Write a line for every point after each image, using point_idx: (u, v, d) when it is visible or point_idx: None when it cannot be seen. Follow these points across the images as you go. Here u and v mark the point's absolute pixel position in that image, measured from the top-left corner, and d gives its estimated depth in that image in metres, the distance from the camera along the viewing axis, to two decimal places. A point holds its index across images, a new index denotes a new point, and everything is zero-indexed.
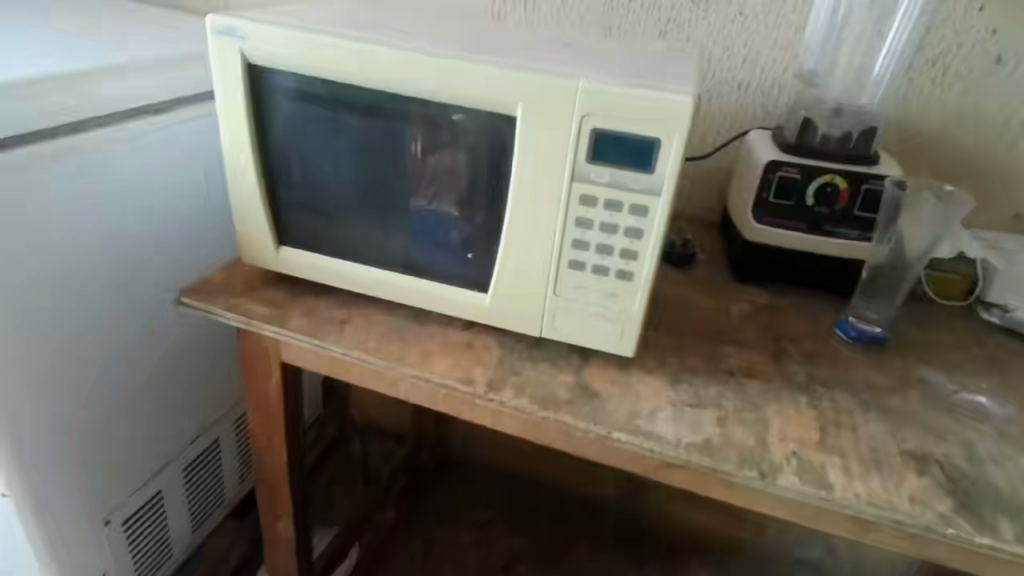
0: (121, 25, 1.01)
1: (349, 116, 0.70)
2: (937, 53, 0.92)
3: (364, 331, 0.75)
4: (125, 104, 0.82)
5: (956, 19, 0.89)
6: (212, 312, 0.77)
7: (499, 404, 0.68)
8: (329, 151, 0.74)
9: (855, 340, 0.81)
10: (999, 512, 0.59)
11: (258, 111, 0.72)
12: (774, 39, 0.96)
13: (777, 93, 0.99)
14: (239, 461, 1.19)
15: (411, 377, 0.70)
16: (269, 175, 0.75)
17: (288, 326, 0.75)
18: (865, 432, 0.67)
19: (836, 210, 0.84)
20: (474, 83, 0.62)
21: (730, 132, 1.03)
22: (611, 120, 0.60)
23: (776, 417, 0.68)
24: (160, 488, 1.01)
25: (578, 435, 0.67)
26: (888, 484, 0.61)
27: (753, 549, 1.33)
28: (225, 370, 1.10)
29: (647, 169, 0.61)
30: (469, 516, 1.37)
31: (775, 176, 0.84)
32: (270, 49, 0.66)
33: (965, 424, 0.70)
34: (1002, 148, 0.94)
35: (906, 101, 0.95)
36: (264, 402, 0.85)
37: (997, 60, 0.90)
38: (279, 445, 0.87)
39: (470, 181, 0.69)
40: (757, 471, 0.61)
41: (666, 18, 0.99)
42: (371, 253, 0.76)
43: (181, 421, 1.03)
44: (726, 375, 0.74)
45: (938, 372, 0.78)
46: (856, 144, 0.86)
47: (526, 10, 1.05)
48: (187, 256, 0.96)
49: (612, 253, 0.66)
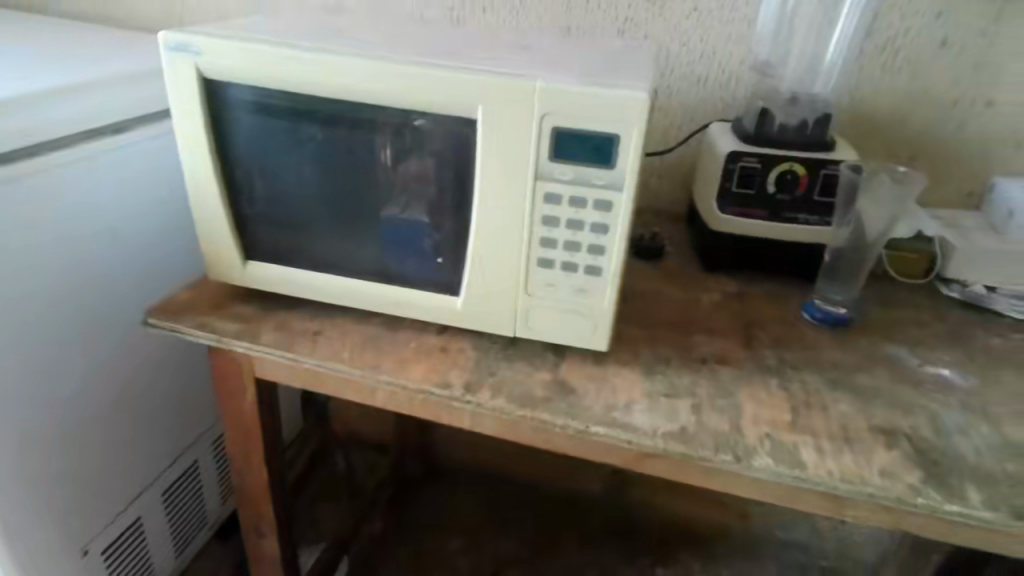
0: (73, 46, 0.99)
1: (310, 127, 0.70)
2: (885, 39, 0.94)
3: (338, 341, 0.75)
4: (83, 125, 0.80)
5: (901, 5, 0.92)
6: (182, 332, 0.76)
7: (477, 406, 0.68)
8: (293, 163, 0.74)
9: (822, 321, 0.83)
10: (966, 480, 0.61)
11: (216, 127, 0.71)
12: (729, 33, 0.98)
13: (734, 85, 1.01)
14: (220, 481, 1.18)
15: (388, 384, 0.70)
16: (232, 190, 0.75)
17: (259, 340, 0.74)
18: (835, 410, 0.69)
19: (797, 196, 0.87)
20: (434, 88, 0.62)
21: (691, 126, 1.05)
22: (570, 118, 0.61)
23: (749, 401, 0.70)
24: (139, 514, 1.00)
25: (557, 431, 0.67)
26: (859, 459, 0.63)
27: (740, 535, 1.35)
28: (200, 390, 1.09)
29: (608, 165, 0.62)
30: (458, 523, 1.37)
31: (736, 166, 0.86)
32: (226, 63, 0.66)
33: (931, 397, 0.72)
34: (952, 128, 0.97)
35: (859, 87, 0.98)
36: (239, 418, 0.84)
37: (942, 44, 0.93)
38: (258, 463, 0.87)
39: (435, 185, 0.70)
40: (732, 455, 0.63)
41: (624, 17, 1.01)
42: (341, 263, 0.76)
43: (157, 444, 1.01)
44: (698, 364, 0.75)
45: (903, 349, 0.80)
46: (813, 131, 0.87)
47: (486, 13, 1.06)
48: (153, 276, 0.94)
49: (579, 249, 0.66)
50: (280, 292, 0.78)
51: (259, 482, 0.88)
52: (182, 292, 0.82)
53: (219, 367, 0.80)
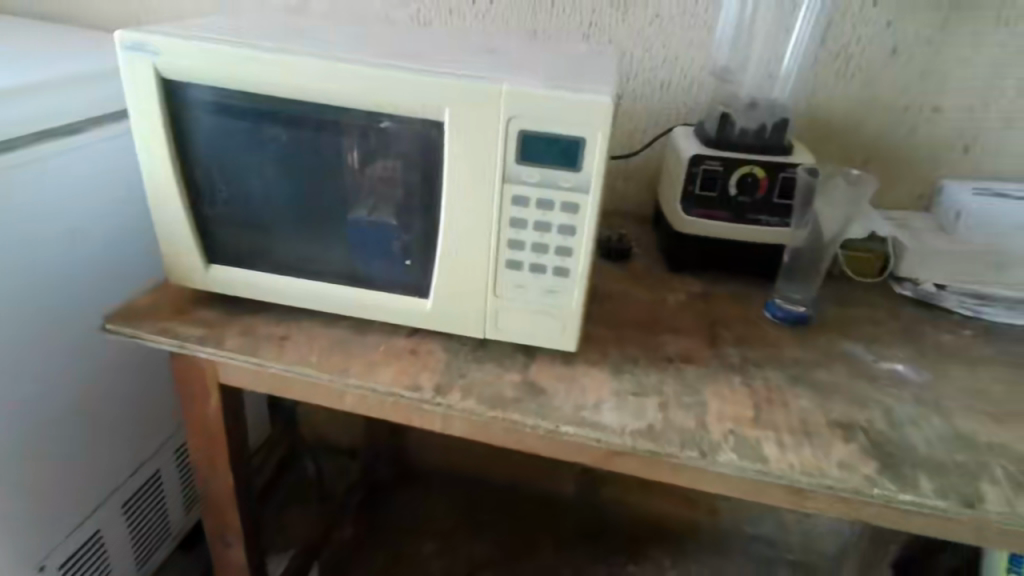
0: (25, 45, 0.96)
1: (274, 129, 0.70)
2: (839, 46, 0.98)
3: (306, 346, 0.74)
4: (36, 125, 0.77)
5: (853, 14, 0.96)
6: (142, 338, 0.74)
7: (447, 408, 0.68)
8: (257, 165, 0.73)
9: (783, 319, 0.86)
10: (919, 470, 0.64)
11: (176, 129, 0.70)
12: (690, 39, 1.01)
13: (696, 90, 1.04)
14: (183, 489, 1.15)
15: (357, 388, 0.70)
16: (193, 192, 0.73)
17: (224, 346, 0.73)
18: (795, 405, 0.71)
19: (757, 198, 0.89)
20: (398, 91, 0.63)
21: (655, 130, 1.07)
22: (536, 121, 0.62)
23: (714, 398, 0.71)
24: (99, 526, 0.97)
25: (527, 431, 0.68)
26: (818, 452, 0.65)
27: (708, 531, 1.37)
28: (162, 397, 1.06)
29: (575, 167, 0.63)
30: (430, 528, 1.36)
31: (699, 169, 0.88)
32: (185, 64, 0.65)
33: (887, 392, 0.74)
34: (902, 133, 1.01)
35: (815, 93, 1.01)
36: (203, 424, 0.82)
37: (892, 52, 0.97)
38: (223, 467, 0.85)
39: (403, 188, 0.70)
40: (698, 450, 0.64)
41: (588, 22, 1.02)
42: (307, 266, 0.76)
43: (118, 454, 0.98)
44: (665, 363, 0.77)
45: (860, 346, 0.83)
46: (771, 135, 0.90)
47: (452, 16, 1.06)
48: (111, 281, 0.92)
49: (547, 251, 0.67)
50: (244, 296, 0.77)
51: (224, 489, 0.87)
52: (142, 297, 0.81)
53: (181, 370, 0.78)
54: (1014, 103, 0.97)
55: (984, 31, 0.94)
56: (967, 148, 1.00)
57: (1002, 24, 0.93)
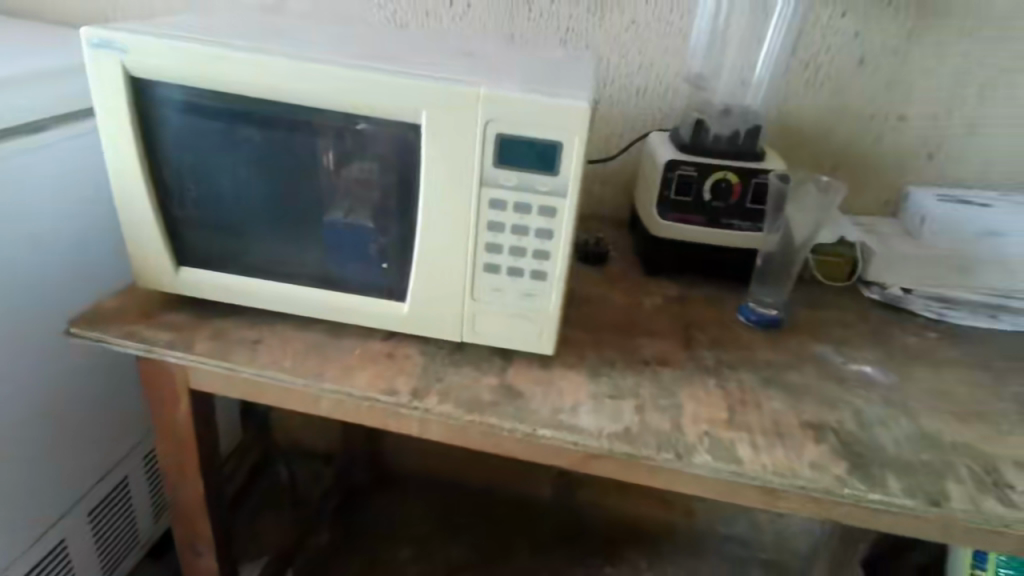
0: None
1: (247, 129, 0.69)
2: (809, 55, 1.00)
3: (279, 349, 0.73)
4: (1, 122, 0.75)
5: (823, 24, 0.98)
6: (109, 342, 0.72)
7: (424, 412, 0.68)
8: (228, 165, 0.71)
9: (755, 322, 0.87)
10: (888, 470, 0.65)
11: (144, 128, 0.68)
12: (665, 46, 1.02)
13: (671, 97, 1.05)
14: (152, 496, 1.12)
15: (333, 392, 0.69)
16: (163, 192, 0.72)
17: (194, 350, 0.72)
18: (768, 407, 0.72)
19: (731, 204, 0.90)
20: (374, 93, 0.62)
21: (631, 135, 1.08)
22: (513, 125, 0.62)
23: (689, 400, 0.72)
24: (64, 536, 0.94)
25: (504, 435, 0.68)
26: (791, 453, 0.66)
27: (684, 532, 1.38)
28: (131, 402, 1.04)
29: (552, 171, 0.64)
30: (406, 533, 1.35)
31: (674, 174, 0.89)
32: (154, 62, 0.64)
33: (856, 393, 0.76)
34: (870, 141, 1.04)
35: (786, 101, 1.03)
36: (171, 429, 0.80)
37: (860, 61, 0.99)
38: (193, 474, 0.83)
39: (379, 190, 0.69)
40: (674, 452, 0.65)
41: (565, 27, 1.03)
42: (281, 268, 0.75)
43: (84, 461, 0.96)
44: (641, 365, 0.77)
45: (830, 348, 0.85)
46: (744, 141, 0.92)
47: (429, 18, 1.06)
48: (78, 284, 0.90)
49: (525, 255, 0.67)
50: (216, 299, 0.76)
51: (195, 496, 0.85)
52: (109, 300, 0.79)
53: (149, 375, 0.76)
54: (975, 113, 1.00)
55: (947, 42, 0.97)
56: (931, 155, 1.03)
57: (964, 36, 0.96)
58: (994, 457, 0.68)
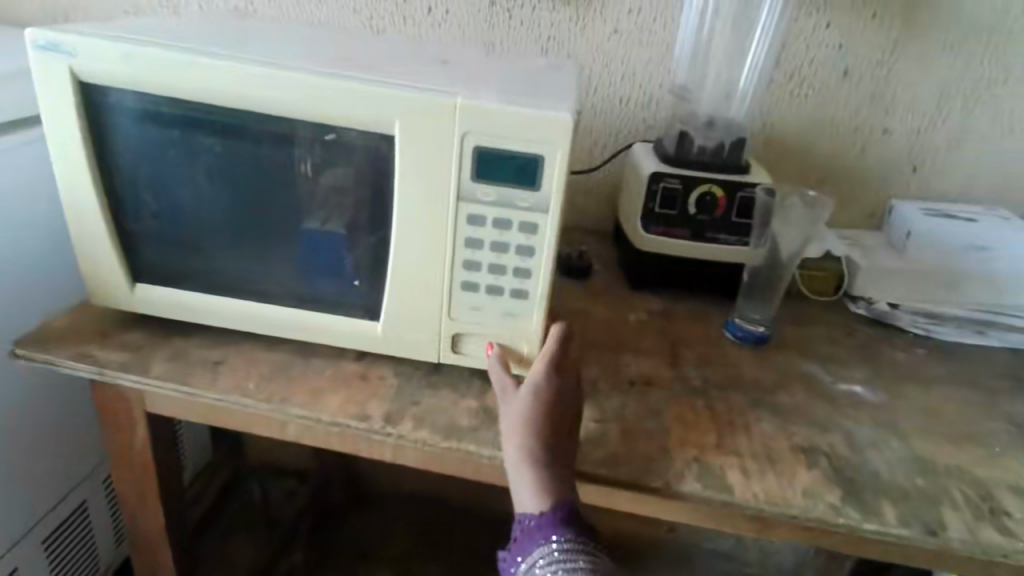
0: None
1: (206, 137, 0.64)
2: (792, 67, 0.99)
3: (244, 372, 0.69)
4: None
5: (807, 36, 0.97)
6: (58, 364, 0.68)
7: (398, 438, 0.64)
8: (186, 175, 0.67)
9: (742, 340, 0.85)
10: (882, 497, 0.63)
11: (95, 135, 0.64)
12: (648, 56, 1.00)
13: (655, 107, 1.03)
14: (113, 520, 1.06)
15: (302, 418, 0.65)
16: (117, 204, 0.68)
17: (151, 373, 0.67)
18: (757, 429, 0.70)
19: (716, 217, 0.88)
20: (342, 104, 0.59)
21: (614, 146, 1.06)
22: (491, 137, 0.59)
23: (675, 423, 0.69)
24: (16, 565, 0.88)
25: (484, 462, 0.64)
26: (782, 480, 0.63)
27: (669, 548, 1.35)
28: (87, 423, 0.98)
29: (533, 186, 0.60)
30: (384, 554, 1.30)
31: (658, 187, 0.87)
32: (105, 67, 0.60)
33: (846, 414, 0.74)
34: (854, 153, 1.03)
35: (770, 113, 1.02)
36: (127, 454, 0.75)
37: (844, 74, 0.98)
38: (154, 503, 0.78)
39: (351, 203, 0.65)
40: (661, 480, 0.62)
41: (547, 35, 1.00)
42: (247, 286, 0.70)
43: (35, 485, 0.90)
44: (627, 386, 0.74)
45: (818, 365, 0.82)
46: (729, 154, 0.90)
47: (407, 24, 1.03)
48: (31, 300, 0.84)
49: (504, 272, 0.64)
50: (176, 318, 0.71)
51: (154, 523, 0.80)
52: (59, 319, 0.74)
53: (102, 397, 0.71)
54: (958, 127, 0.99)
55: (930, 55, 0.96)
56: (916, 168, 1.02)
57: (947, 49, 0.96)
58: (988, 481, 0.66)
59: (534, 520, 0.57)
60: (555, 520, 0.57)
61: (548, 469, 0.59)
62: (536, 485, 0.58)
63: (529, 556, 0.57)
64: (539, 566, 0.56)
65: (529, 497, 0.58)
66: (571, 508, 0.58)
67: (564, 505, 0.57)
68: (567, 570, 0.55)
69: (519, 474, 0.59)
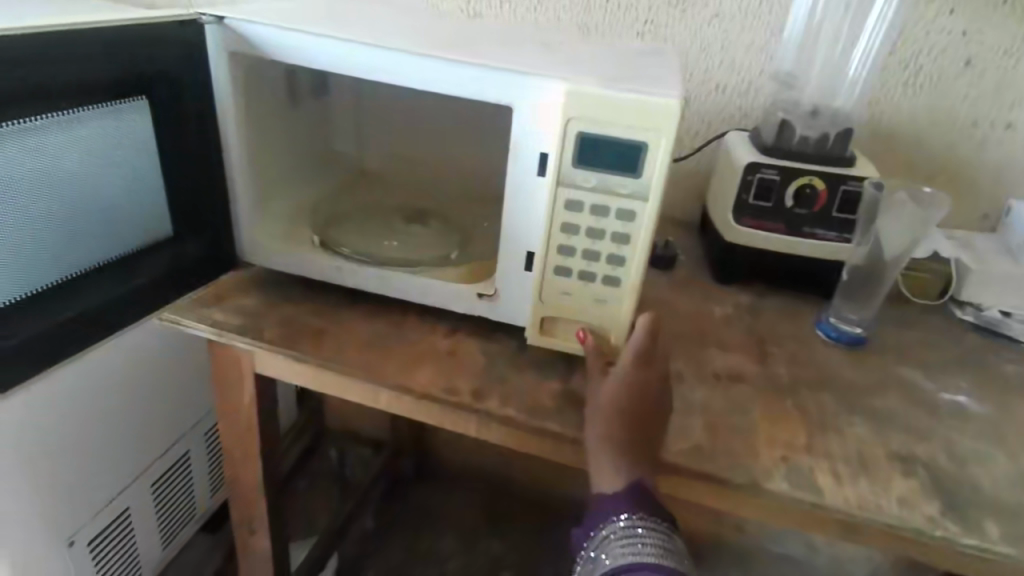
0: None
1: (33, 124, 0.61)
2: (908, 54, 0.92)
3: (343, 340, 0.73)
4: None
5: (927, 21, 0.90)
6: (182, 324, 0.73)
7: (486, 414, 0.66)
8: (72, 172, 0.69)
9: (836, 340, 0.82)
10: (987, 513, 0.60)
11: (188, 126, 0.71)
12: (750, 41, 0.97)
13: (754, 94, 0.99)
14: (211, 473, 1.12)
15: (395, 387, 0.68)
16: (208, 198, 0.75)
17: (262, 337, 0.72)
18: (851, 432, 0.68)
19: (815, 211, 0.85)
20: None
21: (708, 133, 1.03)
22: (595, 122, 0.59)
23: (764, 420, 0.68)
24: (129, 505, 0.94)
25: (569, 444, 0.65)
26: (875, 488, 0.61)
27: (734, 547, 1.33)
28: (108, 370, 0.86)
29: (634, 173, 0.60)
30: (452, 522, 1.36)
31: (754, 177, 0.84)
32: (245, 51, 0.69)
33: (948, 424, 0.70)
34: (973, 147, 0.96)
35: (879, 104, 0.96)
36: (240, 423, 0.81)
37: (967, 63, 0.91)
38: (255, 460, 0.84)
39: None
40: (748, 477, 0.61)
41: (644, 19, 0.99)
42: (37, 303, 0.65)
43: (151, 438, 0.96)
44: (712, 379, 0.73)
45: (917, 371, 0.79)
46: (833, 145, 0.86)
47: (502, 8, 1.04)
48: None
49: (598, 259, 0.64)
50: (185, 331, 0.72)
51: (241, 465, 0.85)
52: None
53: (219, 361, 0.76)
54: None
55: None
56: None
57: None
58: None
59: (609, 499, 0.59)
60: (628, 501, 0.58)
61: (627, 456, 0.60)
62: (614, 471, 0.59)
63: (600, 533, 0.58)
64: (610, 541, 0.57)
65: (606, 479, 0.60)
66: (647, 494, 0.58)
67: (638, 491, 0.58)
68: (637, 545, 0.55)
69: (597, 457, 0.61)
